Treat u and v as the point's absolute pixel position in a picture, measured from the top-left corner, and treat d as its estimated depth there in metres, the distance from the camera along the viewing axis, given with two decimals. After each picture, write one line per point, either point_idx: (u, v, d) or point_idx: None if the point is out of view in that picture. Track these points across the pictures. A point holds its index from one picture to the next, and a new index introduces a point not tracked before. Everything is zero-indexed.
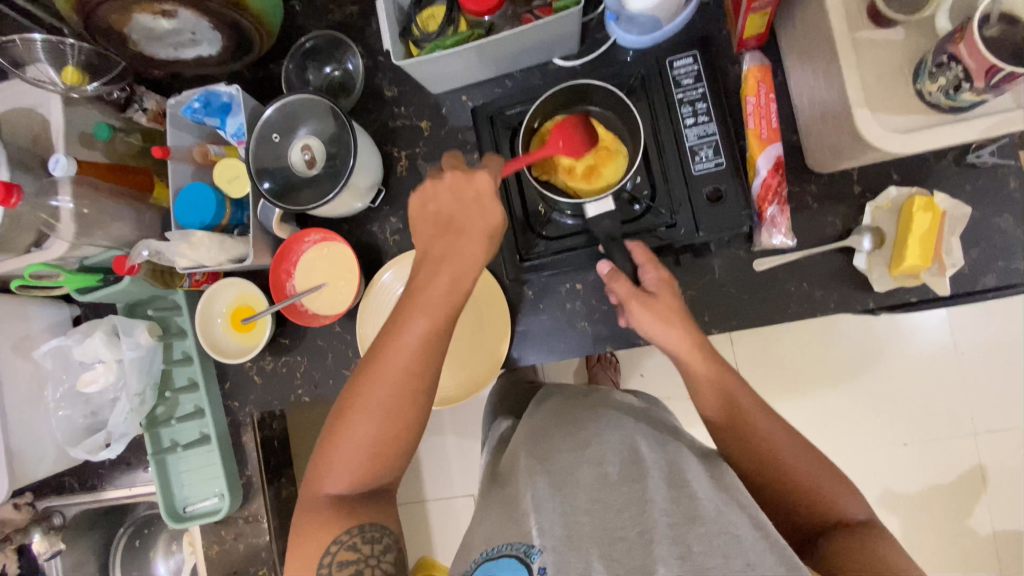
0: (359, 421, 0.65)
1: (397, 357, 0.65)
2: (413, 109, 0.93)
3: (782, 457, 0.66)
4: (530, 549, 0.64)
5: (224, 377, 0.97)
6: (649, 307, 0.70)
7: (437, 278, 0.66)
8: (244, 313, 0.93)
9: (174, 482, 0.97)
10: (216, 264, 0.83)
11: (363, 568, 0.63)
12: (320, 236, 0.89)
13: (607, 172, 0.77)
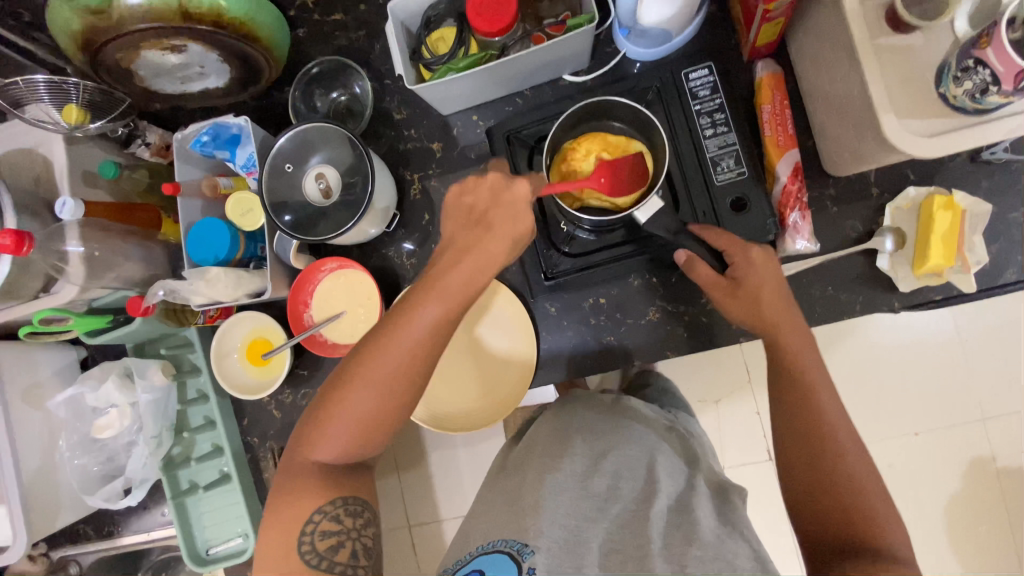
0: (358, 393, 0.62)
1: (407, 340, 0.62)
2: (423, 131, 0.92)
3: (814, 461, 0.63)
4: (523, 548, 0.65)
5: (242, 412, 0.95)
6: (742, 299, 0.71)
7: (457, 269, 0.63)
8: (261, 347, 0.91)
9: (195, 525, 0.94)
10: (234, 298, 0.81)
11: (343, 542, 0.62)
12: (336, 264, 0.87)
13: (636, 174, 0.75)
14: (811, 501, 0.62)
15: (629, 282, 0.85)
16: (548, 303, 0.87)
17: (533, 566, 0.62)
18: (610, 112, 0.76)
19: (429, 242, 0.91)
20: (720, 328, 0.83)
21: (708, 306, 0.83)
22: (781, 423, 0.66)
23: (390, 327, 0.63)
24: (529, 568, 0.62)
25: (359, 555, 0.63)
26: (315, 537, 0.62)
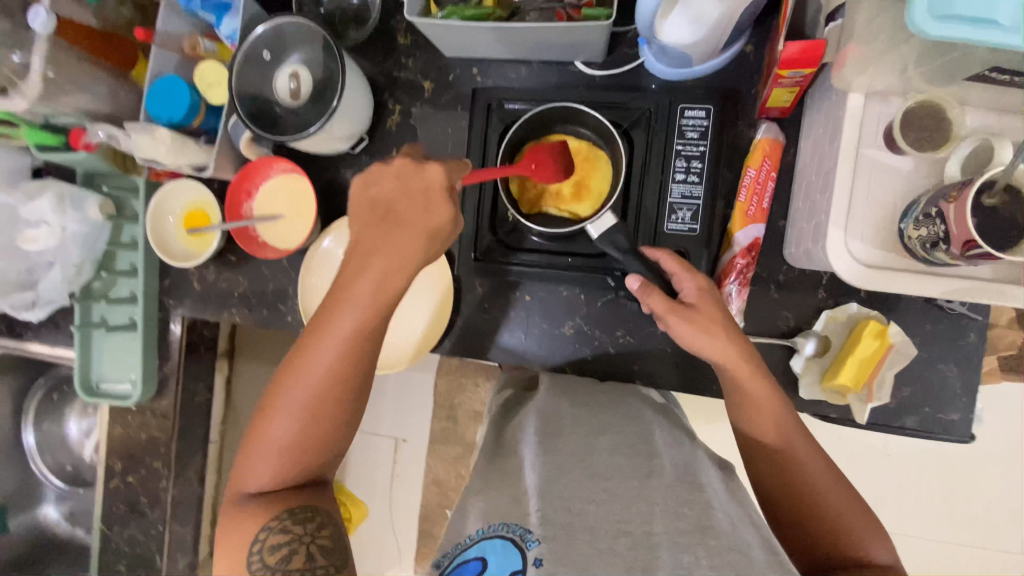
0: (282, 420, 0.64)
1: (322, 360, 0.64)
2: (421, 65, 0.88)
3: (805, 484, 0.61)
4: (526, 535, 0.57)
5: (165, 273, 0.97)
6: (688, 322, 0.64)
7: (364, 272, 0.63)
8: (196, 218, 0.93)
9: (94, 358, 0.99)
10: (178, 163, 0.81)
11: (293, 548, 0.62)
12: (291, 168, 0.87)
13: (595, 183, 0.76)
14: (802, 526, 0.60)
15: (557, 290, 0.84)
16: (476, 281, 0.86)
17: (540, 558, 0.55)
18: (582, 118, 0.76)
19: None
20: (624, 364, 0.83)
21: (620, 340, 0.83)
22: (761, 448, 0.63)
23: (303, 350, 0.65)
24: (535, 560, 0.55)
25: (315, 557, 0.62)
26: (266, 554, 0.61)
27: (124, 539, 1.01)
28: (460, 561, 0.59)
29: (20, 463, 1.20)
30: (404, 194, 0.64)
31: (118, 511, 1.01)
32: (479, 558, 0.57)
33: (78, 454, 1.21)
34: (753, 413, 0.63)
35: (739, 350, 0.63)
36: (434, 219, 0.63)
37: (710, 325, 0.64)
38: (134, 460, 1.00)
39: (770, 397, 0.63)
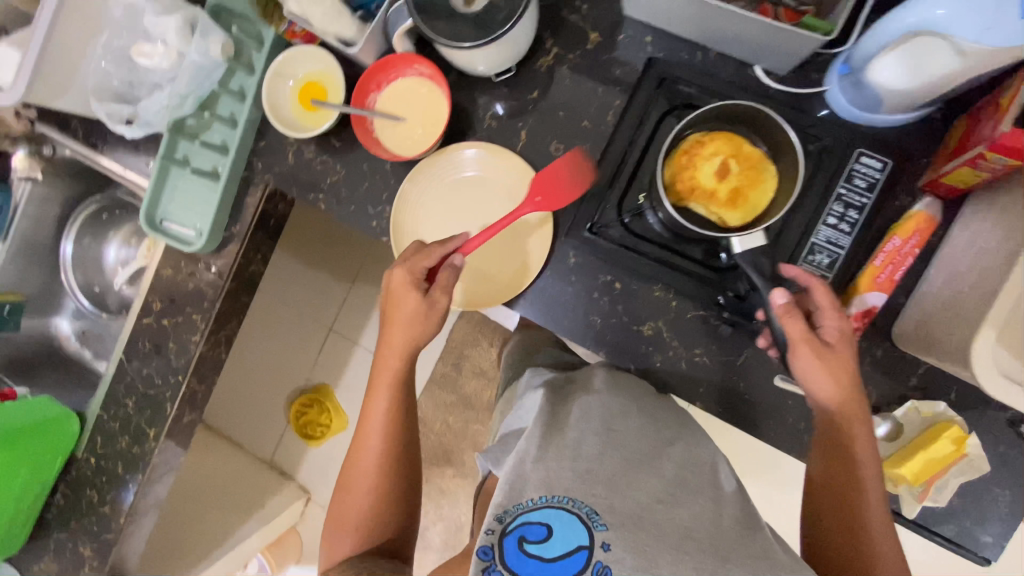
0: (356, 477, 0.82)
1: (365, 457, 0.81)
2: (595, 13, 0.83)
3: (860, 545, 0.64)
4: (592, 515, 0.62)
5: (262, 134, 0.94)
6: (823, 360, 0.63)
7: (388, 364, 0.82)
8: (313, 91, 0.89)
9: (165, 193, 0.96)
10: (330, 33, 0.77)
11: (359, 566, 0.76)
12: (428, 73, 0.83)
13: (753, 195, 0.67)
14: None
15: (651, 288, 0.81)
16: (571, 250, 0.83)
17: (607, 542, 0.61)
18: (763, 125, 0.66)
19: (519, 118, 0.86)
20: (690, 383, 0.81)
21: (696, 358, 0.80)
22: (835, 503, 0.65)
23: (353, 454, 0.83)
24: (602, 542, 0.61)
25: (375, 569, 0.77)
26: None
27: (140, 377, 1.00)
28: (521, 522, 0.62)
29: (52, 268, 1.18)
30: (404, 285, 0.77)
31: (142, 348, 1.00)
32: (544, 524, 0.62)
33: (110, 279, 1.21)
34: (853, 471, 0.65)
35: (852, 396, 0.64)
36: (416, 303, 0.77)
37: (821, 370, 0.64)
38: (173, 306, 0.98)
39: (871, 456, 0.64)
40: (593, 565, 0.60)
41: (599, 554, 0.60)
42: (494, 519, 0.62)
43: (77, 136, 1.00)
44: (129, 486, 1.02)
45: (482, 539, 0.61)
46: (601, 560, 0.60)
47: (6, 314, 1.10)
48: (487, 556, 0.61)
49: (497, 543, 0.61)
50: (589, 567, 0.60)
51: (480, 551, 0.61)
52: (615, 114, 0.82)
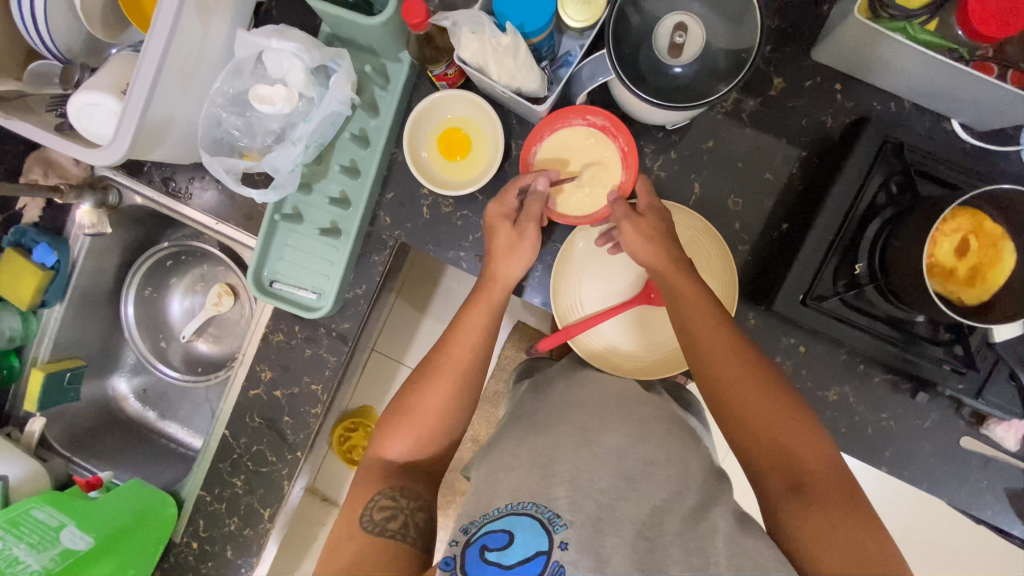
0: (438, 389, 0.70)
1: (467, 342, 0.72)
2: (776, 57, 0.77)
3: (763, 416, 0.60)
4: (553, 518, 0.60)
5: (389, 185, 0.84)
6: (637, 227, 0.68)
7: (495, 284, 0.73)
8: (460, 138, 0.80)
9: (274, 250, 0.83)
10: (515, 88, 0.68)
11: (393, 516, 0.65)
12: (605, 123, 0.74)
13: (992, 278, 0.63)
14: (797, 493, 0.56)
15: (838, 352, 0.78)
16: (751, 313, 0.79)
17: (566, 542, 0.58)
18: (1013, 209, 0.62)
19: (693, 169, 0.79)
20: (875, 445, 0.79)
21: (882, 422, 0.79)
22: (722, 371, 0.62)
23: (442, 356, 0.72)
24: (561, 543, 0.59)
25: (410, 527, 0.66)
26: (371, 518, 0.65)
27: (249, 453, 0.90)
28: (486, 531, 0.60)
29: (110, 324, 1.03)
30: (501, 220, 0.73)
31: (252, 423, 0.89)
32: (507, 531, 0.59)
33: (175, 333, 1.07)
34: (706, 336, 0.63)
35: (675, 262, 0.67)
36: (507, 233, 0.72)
37: (687, 265, 0.68)
38: (287, 376, 0.88)
39: (708, 316, 0.64)
40: (549, 566, 0.57)
41: (557, 554, 0.58)
42: (461, 530, 0.62)
43: (153, 181, 0.88)
44: (241, 572, 0.90)
45: (447, 550, 0.61)
46: (557, 560, 0.57)
47: (66, 384, 0.95)
48: (450, 566, 0.59)
49: (461, 553, 0.59)
50: (546, 569, 0.57)
51: (444, 561, 0.60)
52: (801, 168, 0.78)
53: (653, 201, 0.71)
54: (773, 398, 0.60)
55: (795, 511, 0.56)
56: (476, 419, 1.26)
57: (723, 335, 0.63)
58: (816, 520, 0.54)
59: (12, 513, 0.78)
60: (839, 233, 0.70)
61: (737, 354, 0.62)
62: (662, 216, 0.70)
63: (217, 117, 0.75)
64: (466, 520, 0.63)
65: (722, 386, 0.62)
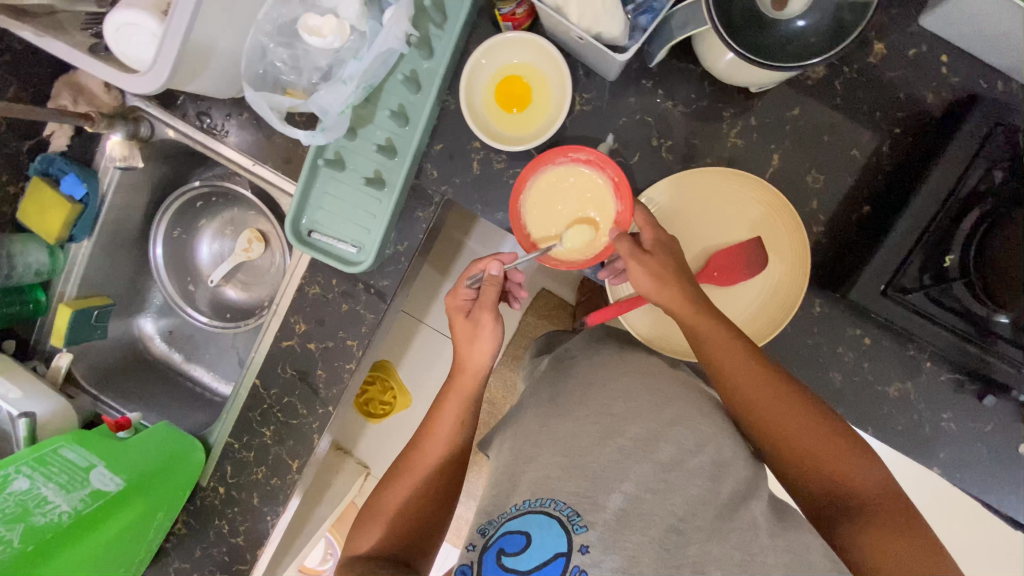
0: (402, 484, 0.67)
1: (438, 438, 0.68)
2: (881, 20, 0.69)
3: (801, 445, 0.56)
4: (575, 518, 0.53)
5: (439, 135, 0.78)
6: (642, 264, 0.62)
7: (460, 381, 0.70)
8: (514, 88, 0.74)
9: (313, 198, 0.79)
10: (594, 34, 0.61)
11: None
12: (591, 158, 0.69)
13: None
14: (850, 516, 0.53)
15: (905, 347, 0.74)
16: (817, 299, 0.75)
17: (587, 545, 0.52)
18: None
19: (774, 139, 0.73)
20: (930, 446, 0.76)
21: (942, 423, 0.75)
22: (749, 403, 0.58)
23: (414, 448, 0.68)
24: (581, 546, 0.52)
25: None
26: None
27: (279, 404, 0.88)
28: (504, 532, 0.55)
29: (138, 263, 1.01)
30: (456, 302, 0.71)
31: (283, 374, 0.87)
32: (524, 533, 0.54)
33: (203, 277, 1.04)
34: (731, 371, 0.59)
35: (687, 297, 0.61)
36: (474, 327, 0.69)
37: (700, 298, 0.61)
38: (322, 330, 0.85)
39: (734, 347, 0.59)
40: (570, 571, 0.51)
41: (576, 557, 0.52)
42: (478, 533, 0.57)
43: (187, 116, 0.83)
44: (267, 520, 0.90)
45: (464, 556, 0.56)
46: (578, 564, 0.51)
47: (93, 321, 0.93)
48: (466, 575, 0.54)
49: (478, 558, 0.55)
50: (566, 574, 0.51)
51: (461, 569, 0.56)
52: (893, 146, 0.71)
53: (656, 234, 0.65)
54: (806, 428, 0.56)
55: (850, 534, 0.52)
56: (497, 383, 1.24)
57: (747, 366, 0.58)
58: (877, 540, 0.50)
59: (39, 451, 0.75)
60: (931, 224, 0.64)
61: (764, 389, 0.58)
62: (665, 247, 0.64)
63: (262, 48, 0.69)
64: (484, 519, 0.58)
65: (753, 420, 0.58)
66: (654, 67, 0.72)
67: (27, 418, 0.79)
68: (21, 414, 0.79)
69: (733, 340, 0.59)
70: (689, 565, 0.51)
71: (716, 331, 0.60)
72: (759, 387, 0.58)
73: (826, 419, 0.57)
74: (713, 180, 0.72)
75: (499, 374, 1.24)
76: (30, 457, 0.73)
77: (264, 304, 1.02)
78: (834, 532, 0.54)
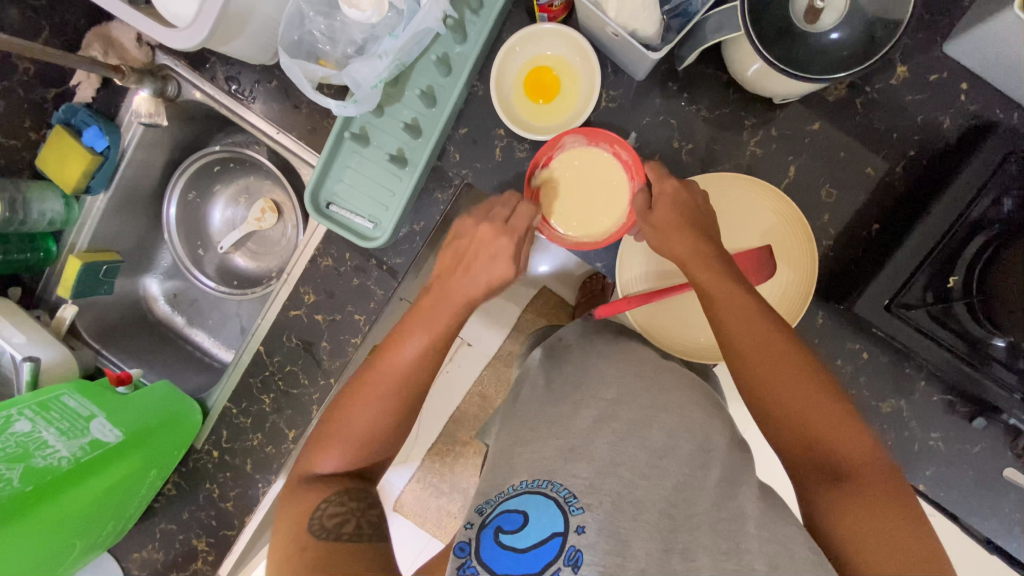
0: (365, 408, 0.64)
1: (403, 364, 0.65)
2: (907, 44, 0.71)
3: (796, 407, 0.56)
4: (570, 499, 0.54)
5: (464, 119, 0.79)
6: (649, 223, 0.66)
7: (442, 306, 0.67)
8: (541, 79, 0.76)
9: (335, 169, 0.79)
10: (629, 30, 0.63)
11: (348, 518, 0.59)
12: (627, 160, 0.71)
13: None
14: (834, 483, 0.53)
15: (901, 364, 0.76)
16: (820, 312, 0.77)
17: (583, 526, 0.53)
18: None
19: (792, 152, 0.75)
20: (917, 463, 0.77)
21: (930, 441, 0.77)
22: (746, 361, 0.58)
23: (380, 361, 0.65)
24: (578, 526, 0.53)
25: (364, 526, 0.60)
26: (319, 521, 0.58)
27: (280, 373, 0.89)
28: (501, 511, 0.55)
29: (150, 223, 1.01)
30: (498, 240, 0.67)
31: (288, 343, 0.88)
32: (521, 512, 0.54)
33: (214, 242, 1.05)
34: (734, 324, 0.59)
35: (699, 249, 0.63)
36: (507, 270, 0.68)
37: (713, 255, 0.62)
38: (330, 303, 0.86)
39: (742, 304, 0.59)
40: (565, 551, 0.52)
41: (572, 538, 0.52)
42: (475, 512, 0.57)
43: (216, 79, 0.84)
44: (257, 487, 0.90)
45: (462, 534, 0.57)
46: (573, 544, 0.52)
47: (101, 276, 0.93)
48: (464, 552, 0.55)
49: (476, 537, 0.55)
50: (561, 554, 0.52)
51: (459, 546, 0.56)
52: (907, 167, 0.73)
53: (674, 189, 0.66)
54: (804, 388, 0.56)
55: (832, 501, 0.52)
56: (490, 376, 1.24)
57: (751, 321, 0.58)
58: (861, 510, 0.51)
59: (42, 396, 0.75)
60: (938, 247, 0.66)
61: (765, 345, 0.58)
62: (677, 203, 0.65)
63: (300, 15, 0.70)
64: (481, 500, 0.59)
65: (752, 378, 0.58)
66: (682, 71, 0.74)
67: (32, 363, 0.79)
68: (26, 358, 0.80)
69: (741, 295, 0.60)
70: (678, 551, 0.52)
71: (723, 286, 0.60)
72: (760, 343, 0.58)
73: (826, 383, 0.56)
74: (729, 185, 0.73)
75: (493, 368, 1.24)
76: (33, 401, 0.74)
77: (272, 274, 1.02)
78: (817, 498, 0.54)
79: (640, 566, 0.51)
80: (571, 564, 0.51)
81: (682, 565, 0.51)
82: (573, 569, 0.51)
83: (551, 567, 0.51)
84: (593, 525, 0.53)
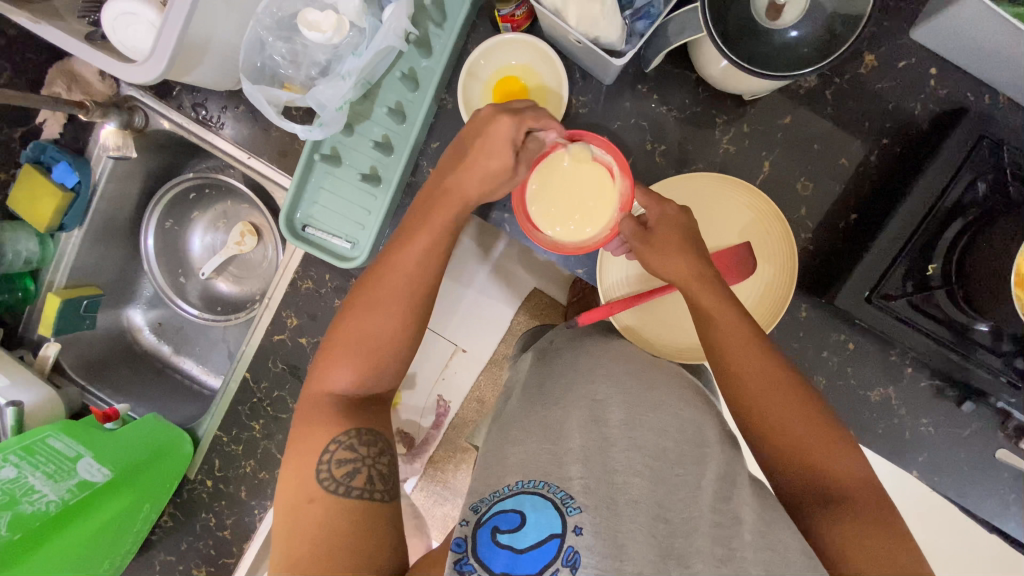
0: (375, 316, 0.62)
1: (408, 269, 0.63)
2: (874, 31, 0.71)
3: (790, 430, 0.55)
4: (568, 500, 0.52)
5: (435, 134, 0.78)
6: (650, 245, 0.63)
7: (441, 206, 0.65)
8: (510, 88, 0.74)
9: (308, 192, 0.78)
10: (591, 37, 0.62)
11: (357, 461, 0.57)
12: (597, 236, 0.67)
13: None
14: (826, 508, 0.53)
15: (887, 353, 0.76)
16: (803, 305, 0.77)
17: (581, 526, 0.51)
18: None
19: (765, 146, 0.75)
20: (908, 450, 0.77)
21: (921, 427, 0.76)
22: (741, 381, 0.58)
23: (378, 282, 0.63)
24: (575, 527, 0.51)
25: (375, 481, 0.57)
26: (331, 467, 0.56)
27: (270, 397, 0.88)
28: (497, 511, 0.53)
29: (129, 254, 1.00)
30: (493, 128, 0.64)
31: (275, 368, 0.87)
32: (518, 512, 0.52)
33: (195, 269, 1.04)
34: (730, 348, 0.59)
35: (697, 273, 0.62)
36: (502, 162, 0.64)
37: (710, 278, 0.62)
38: (314, 325, 0.85)
39: (738, 327, 0.59)
40: (563, 552, 0.49)
41: (570, 539, 0.50)
42: (470, 510, 0.55)
43: (183, 107, 0.83)
44: (254, 513, 0.90)
45: (458, 530, 0.54)
46: (571, 545, 0.50)
47: (82, 312, 0.93)
48: (461, 547, 0.52)
49: (473, 533, 0.53)
50: (559, 555, 0.49)
51: (454, 542, 0.53)
52: (881, 156, 0.73)
53: (665, 213, 0.65)
54: (796, 413, 0.56)
55: (824, 522, 0.52)
56: (483, 381, 1.11)
57: (747, 344, 0.58)
58: (853, 531, 0.51)
59: (27, 440, 0.75)
60: (918, 236, 0.65)
61: (766, 368, 0.57)
62: (677, 225, 0.64)
63: (260, 42, 0.69)
64: (476, 498, 0.57)
65: (746, 400, 0.58)
66: (650, 72, 0.74)
67: (16, 407, 0.78)
68: (9, 404, 0.79)
69: (738, 318, 0.60)
70: (674, 556, 0.50)
71: (725, 314, 0.60)
72: (757, 369, 0.58)
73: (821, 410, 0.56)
74: (706, 185, 0.72)
75: None
76: (18, 446, 0.73)
77: (256, 297, 1.02)
78: (809, 521, 0.54)
79: (637, 568, 0.48)
80: (569, 565, 0.49)
81: (678, 569, 0.49)
82: (572, 570, 0.48)
83: (550, 569, 0.49)
84: (590, 526, 0.50)
